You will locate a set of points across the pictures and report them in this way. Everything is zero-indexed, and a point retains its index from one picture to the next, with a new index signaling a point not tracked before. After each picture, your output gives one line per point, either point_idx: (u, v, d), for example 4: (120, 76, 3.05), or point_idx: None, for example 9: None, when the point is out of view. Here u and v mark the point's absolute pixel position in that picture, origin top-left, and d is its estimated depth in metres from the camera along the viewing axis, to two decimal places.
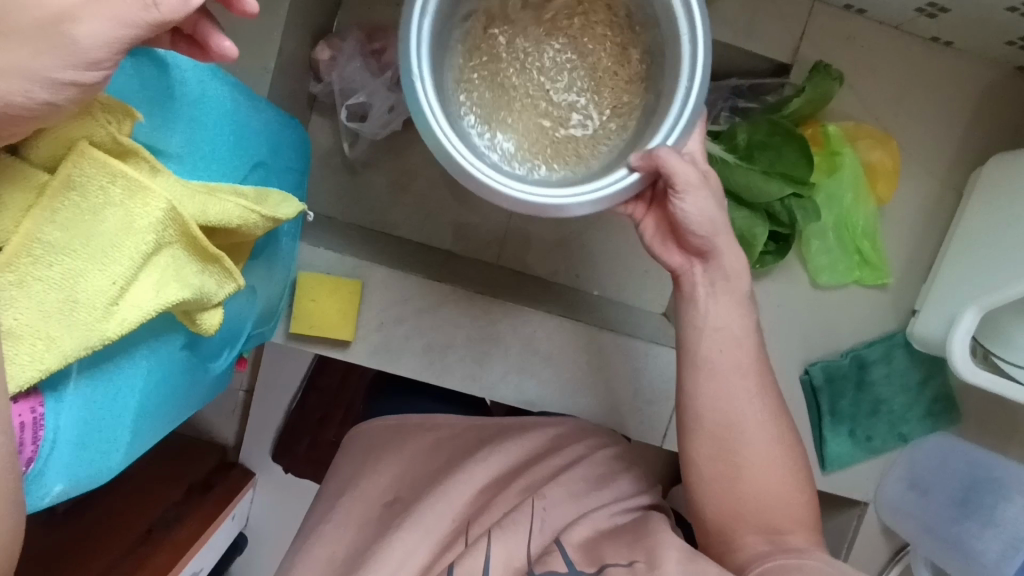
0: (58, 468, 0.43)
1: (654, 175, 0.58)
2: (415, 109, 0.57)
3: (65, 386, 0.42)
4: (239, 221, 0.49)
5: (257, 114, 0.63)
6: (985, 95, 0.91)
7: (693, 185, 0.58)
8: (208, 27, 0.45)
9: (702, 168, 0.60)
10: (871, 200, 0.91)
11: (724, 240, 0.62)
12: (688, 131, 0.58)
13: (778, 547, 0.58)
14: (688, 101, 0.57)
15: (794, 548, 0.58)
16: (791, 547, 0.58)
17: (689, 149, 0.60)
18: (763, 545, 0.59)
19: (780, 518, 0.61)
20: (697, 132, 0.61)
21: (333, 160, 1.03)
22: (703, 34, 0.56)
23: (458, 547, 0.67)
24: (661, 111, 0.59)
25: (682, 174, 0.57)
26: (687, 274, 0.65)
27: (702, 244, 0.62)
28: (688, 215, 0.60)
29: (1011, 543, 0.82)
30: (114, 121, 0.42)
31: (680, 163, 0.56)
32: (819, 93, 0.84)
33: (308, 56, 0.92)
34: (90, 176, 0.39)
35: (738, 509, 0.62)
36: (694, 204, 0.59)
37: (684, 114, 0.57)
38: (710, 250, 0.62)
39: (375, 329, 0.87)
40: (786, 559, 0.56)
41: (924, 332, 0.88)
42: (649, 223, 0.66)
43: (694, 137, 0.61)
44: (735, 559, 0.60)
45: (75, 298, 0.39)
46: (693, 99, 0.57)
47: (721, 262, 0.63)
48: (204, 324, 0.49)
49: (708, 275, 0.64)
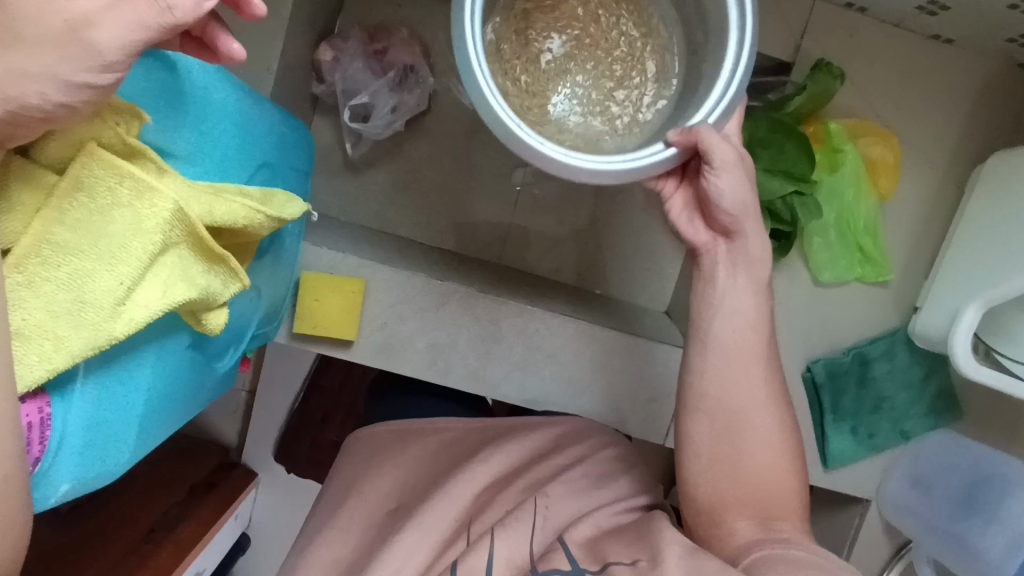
0: (64, 468, 0.44)
1: (691, 151, 0.59)
2: (462, 69, 0.54)
3: (72, 386, 0.42)
4: (246, 222, 0.50)
5: (263, 115, 0.63)
6: (987, 93, 0.91)
7: (729, 165, 0.59)
8: (217, 30, 0.45)
9: (739, 150, 0.61)
10: (873, 198, 0.91)
11: (751, 224, 0.63)
12: (728, 112, 0.58)
13: (768, 535, 0.58)
14: (732, 79, 0.57)
15: (784, 537, 0.57)
16: (781, 536, 0.57)
17: (728, 131, 0.61)
18: (754, 533, 0.59)
19: (774, 504, 0.61)
20: (737, 117, 0.62)
21: (336, 160, 1.03)
22: (750, 31, 0.56)
23: (461, 545, 0.67)
24: (696, 101, 0.61)
25: (720, 152, 0.58)
26: (711, 252, 0.65)
27: (730, 223, 0.63)
28: (720, 192, 0.61)
29: (1013, 541, 0.82)
30: (123, 122, 0.42)
31: (720, 141, 0.57)
32: (821, 91, 0.85)
33: (311, 56, 0.92)
34: (98, 177, 0.40)
35: (730, 492, 0.62)
36: (728, 183, 0.60)
37: (726, 95, 0.58)
38: (738, 232, 0.63)
39: (379, 329, 0.88)
40: (771, 549, 0.55)
41: (926, 329, 0.88)
42: (677, 200, 0.67)
43: (734, 120, 0.61)
44: (725, 545, 0.59)
45: (83, 298, 0.39)
46: (739, 77, 0.57)
47: (747, 245, 0.63)
48: (209, 324, 0.49)
49: (731, 255, 0.64)
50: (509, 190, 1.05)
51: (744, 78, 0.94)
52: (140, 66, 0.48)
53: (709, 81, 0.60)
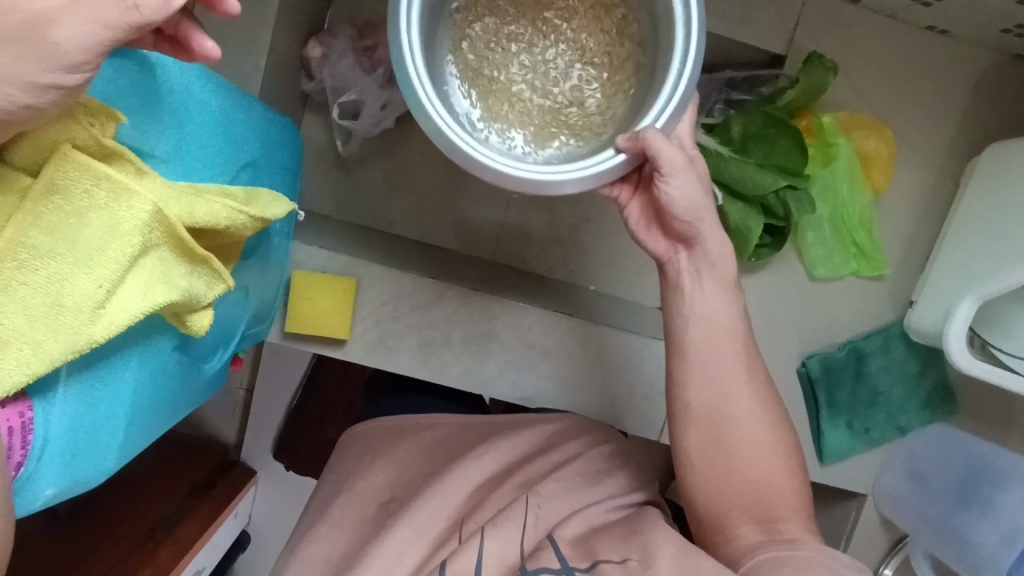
0: (48, 471, 0.43)
1: (641, 157, 0.58)
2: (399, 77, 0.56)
3: (53, 390, 0.42)
4: (228, 222, 0.49)
5: (246, 114, 0.63)
6: (982, 84, 0.90)
7: (680, 169, 0.57)
8: (190, 28, 0.44)
9: (690, 152, 0.60)
10: (867, 191, 0.90)
11: (708, 228, 0.62)
12: (678, 113, 0.57)
13: (772, 538, 0.58)
14: (682, 74, 0.56)
15: (788, 538, 0.58)
16: (786, 537, 0.58)
17: (678, 133, 0.60)
18: (756, 535, 0.59)
19: (773, 504, 0.61)
20: (689, 113, 0.61)
21: (327, 158, 1.03)
22: (697, 37, 0.55)
23: (451, 543, 0.67)
24: (654, 92, 0.59)
25: (668, 157, 0.56)
26: (672, 261, 0.65)
27: (687, 229, 0.62)
28: (673, 200, 0.59)
29: (1008, 532, 0.81)
30: (97, 123, 0.41)
31: (666, 145, 0.55)
32: (814, 84, 0.84)
33: (299, 54, 0.92)
34: (74, 180, 0.39)
35: (729, 500, 0.61)
36: (679, 188, 0.59)
37: (673, 97, 0.57)
38: (696, 236, 0.62)
39: (371, 328, 0.87)
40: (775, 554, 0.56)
41: (921, 324, 0.87)
42: (634, 207, 0.66)
43: (684, 121, 0.60)
44: (732, 551, 0.60)
45: (60, 302, 0.39)
46: (686, 76, 0.56)
47: (707, 249, 0.63)
48: (194, 325, 0.49)
49: (693, 261, 0.64)
50: (503, 186, 1.05)
51: (737, 71, 0.93)
52: (117, 67, 0.47)
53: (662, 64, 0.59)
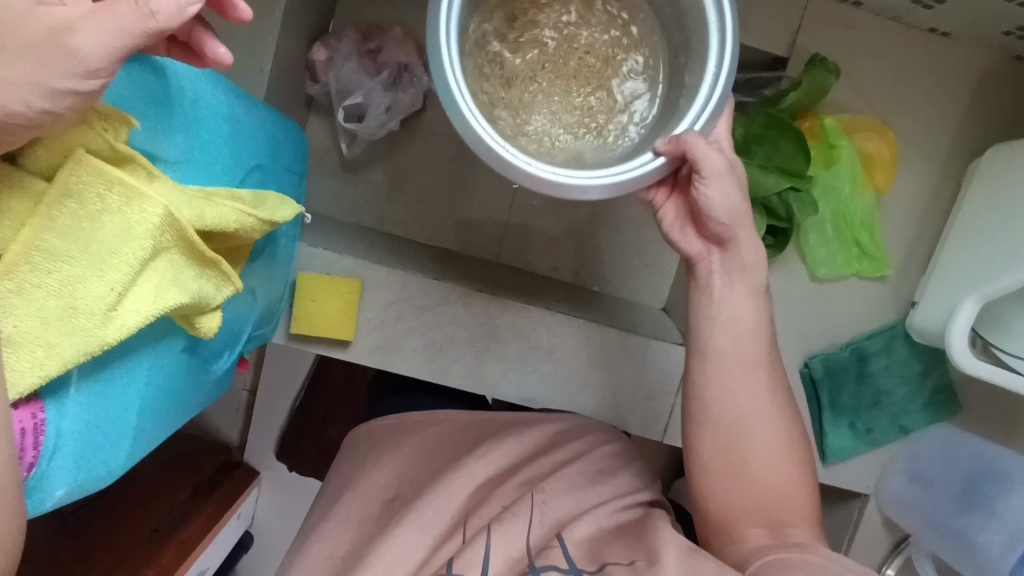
0: (58, 473, 0.44)
1: (680, 160, 0.59)
2: (438, 85, 0.55)
3: (65, 391, 0.42)
4: (236, 225, 0.50)
5: (253, 118, 0.63)
6: (984, 86, 0.90)
7: (718, 174, 0.59)
8: (203, 35, 0.45)
9: (730, 156, 0.61)
10: (869, 193, 0.90)
11: (744, 230, 0.63)
12: (714, 118, 0.59)
13: (782, 541, 0.57)
14: (718, 81, 0.57)
15: (798, 542, 0.57)
16: (794, 542, 0.57)
17: (717, 135, 0.61)
18: (765, 540, 0.58)
19: (783, 511, 0.60)
20: (726, 119, 0.62)
21: (331, 160, 1.03)
22: (732, 46, 0.57)
23: (456, 540, 0.67)
24: (684, 101, 0.61)
25: (710, 160, 0.58)
26: (705, 260, 0.65)
27: (723, 232, 0.63)
28: (712, 202, 0.61)
29: (1013, 534, 0.83)
30: (110, 128, 0.42)
31: (708, 149, 0.57)
32: (816, 86, 0.84)
33: (305, 57, 0.92)
34: (87, 184, 0.40)
35: (741, 504, 0.61)
36: (717, 191, 0.60)
37: (713, 100, 0.58)
38: (731, 239, 0.63)
39: (376, 329, 0.88)
40: (784, 556, 0.55)
41: (923, 324, 0.88)
42: (669, 209, 0.67)
43: (723, 124, 0.61)
44: (737, 553, 0.59)
45: (74, 304, 0.39)
46: (720, 86, 0.58)
47: (740, 252, 0.64)
48: (203, 327, 0.49)
49: (725, 263, 0.64)
50: (507, 187, 1.05)
51: (739, 73, 0.94)
52: (130, 72, 0.48)
53: (695, 76, 0.60)
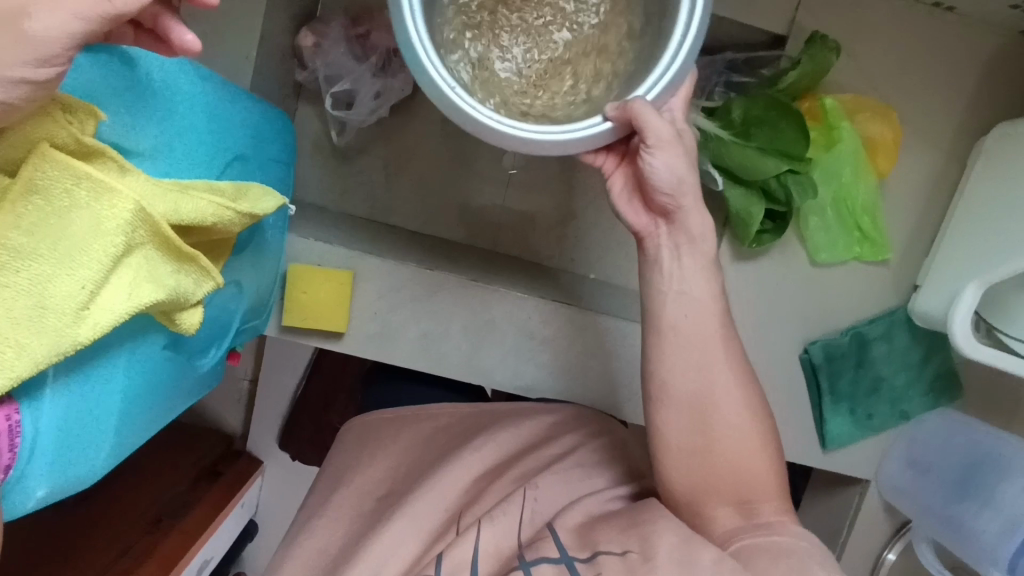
0: (37, 473, 0.43)
1: (627, 127, 0.57)
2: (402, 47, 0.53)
3: (40, 392, 0.41)
4: (215, 219, 0.49)
5: (235, 107, 0.62)
6: (990, 62, 0.88)
7: (664, 142, 0.56)
8: (169, 20, 0.43)
9: (679, 126, 0.59)
10: (871, 175, 0.88)
11: (691, 203, 0.61)
12: (671, 86, 0.56)
13: (748, 521, 0.59)
14: (678, 52, 0.54)
15: (764, 522, 0.58)
16: (765, 521, 0.58)
17: (671, 105, 0.59)
18: (733, 519, 0.60)
19: (751, 487, 0.61)
20: (683, 90, 0.59)
21: (323, 149, 1.02)
22: (696, 25, 0.53)
23: (449, 535, 0.67)
24: (650, 63, 0.57)
25: (655, 128, 0.55)
26: (651, 235, 0.64)
27: (668, 203, 0.61)
28: (656, 172, 0.59)
29: (1010, 521, 0.81)
30: (75, 121, 0.40)
31: (654, 116, 0.55)
32: (816, 65, 0.81)
33: (292, 43, 0.90)
34: (53, 179, 0.38)
35: (707, 476, 0.61)
36: (663, 161, 0.58)
37: (671, 68, 0.55)
38: (677, 211, 0.61)
39: (370, 320, 0.87)
40: (751, 541, 0.57)
41: (926, 308, 0.86)
42: (618, 178, 0.65)
43: (678, 95, 0.59)
44: (709, 531, 0.60)
45: (43, 303, 0.38)
46: (679, 61, 0.55)
47: (686, 224, 0.62)
48: (184, 323, 0.48)
49: (672, 236, 0.63)
50: (502, 173, 1.03)
51: (737, 53, 0.91)
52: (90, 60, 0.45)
53: (659, 44, 0.57)
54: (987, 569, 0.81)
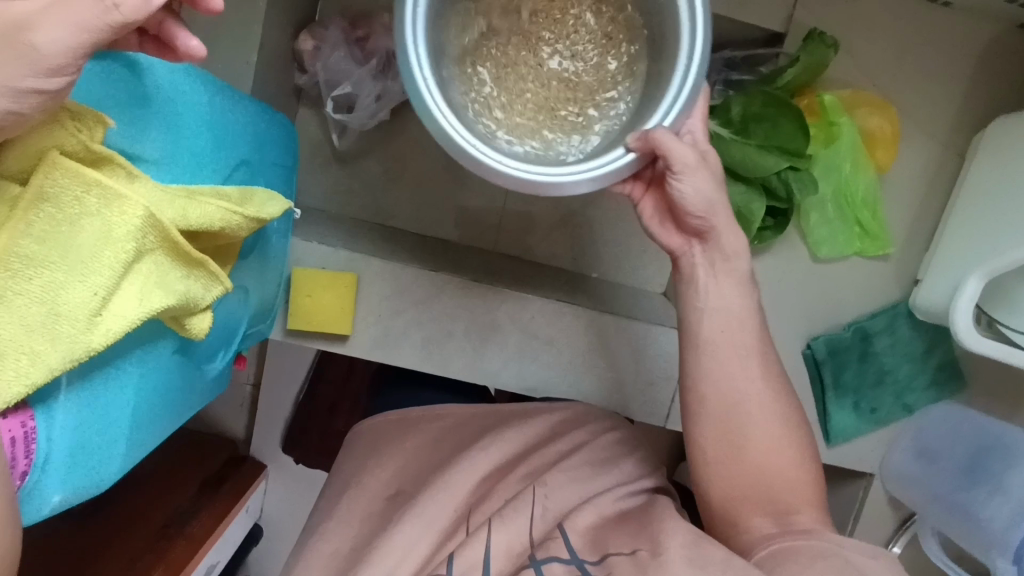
0: (53, 480, 0.43)
1: (651, 155, 0.59)
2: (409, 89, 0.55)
3: (55, 399, 0.42)
4: (222, 224, 0.49)
5: (238, 111, 0.62)
6: (987, 57, 0.88)
7: (691, 167, 0.58)
8: (174, 27, 0.43)
9: (702, 148, 0.61)
10: (871, 170, 0.88)
11: (722, 221, 0.62)
12: (686, 110, 0.58)
13: (786, 529, 0.57)
14: (688, 77, 0.56)
15: (802, 529, 0.57)
16: (773, 516, 0.59)
17: (689, 126, 0.61)
18: (771, 527, 0.59)
19: (785, 495, 0.60)
20: (699, 108, 0.61)
21: (323, 153, 1.02)
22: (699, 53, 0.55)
23: (459, 536, 0.67)
24: (657, 92, 0.59)
25: (678, 154, 0.57)
26: (686, 255, 0.66)
27: (700, 224, 0.63)
28: (686, 194, 0.61)
29: (1017, 510, 0.83)
30: (84, 129, 0.40)
31: (677, 143, 0.57)
32: (814, 61, 0.82)
33: (291, 47, 0.90)
34: (64, 187, 0.38)
35: (741, 492, 0.61)
36: (691, 184, 0.60)
37: (682, 93, 0.57)
38: (710, 230, 0.63)
39: (374, 322, 0.87)
40: (790, 543, 0.55)
41: (927, 301, 0.87)
42: (647, 204, 0.68)
43: (695, 116, 0.61)
44: (744, 542, 0.59)
45: (57, 311, 0.38)
46: (691, 79, 0.56)
47: (720, 242, 0.63)
48: (193, 328, 0.49)
49: (707, 255, 0.64)
50: None
51: (735, 51, 0.91)
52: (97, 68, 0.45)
53: (666, 68, 0.59)
54: (993, 557, 0.82)
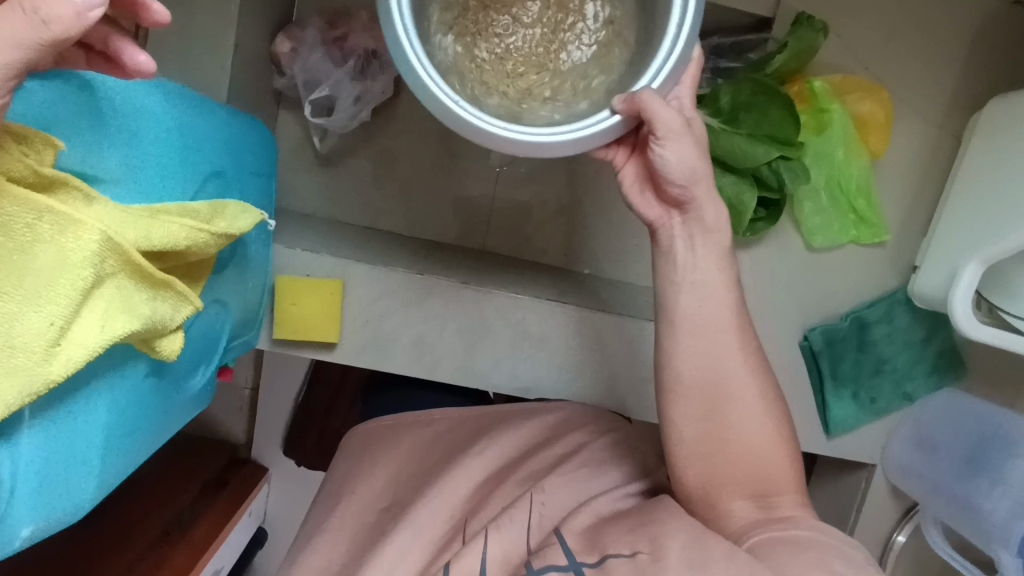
0: (20, 512, 0.42)
1: (637, 119, 0.56)
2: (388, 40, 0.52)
3: (17, 433, 0.40)
4: (188, 242, 0.48)
5: (206, 123, 0.60)
6: (983, 33, 0.86)
7: (675, 133, 0.55)
8: (120, 42, 0.42)
9: (687, 115, 0.58)
10: (864, 156, 0.86)
11: (704, 192, 0.60)
12: (673, 77, 0.55)
13: (768, 515, 0.58)
14: (679, 37, 0.54)
15: (784, 516, 0.57)
16: (780, 516, 0.57)
17: (677, 91, 0.59)
18: (753, 513, 0.59)
19: (768, 480, 0.60)
20: (689, 73, 0.58)
21: (304, 156, 1.00)
22: (691, 18, 0.53)
23: (455, 543, 0.65)
24: (647, 53, 0.57)
25: (665, 119, 0.54)
26: (665, 226, 0.63)
27: (681, 193, 0.60)
28: (667, 162, 0.58)
29: (1020, 501, 0.80)
30: (31, 152, 0.38)
31: (664, 107, 0.54)
32: (802, 47, 0.79)
33: (267, 49, 0.88)
34: (12, 215, 0.37)
35: (727, 475, 0.60)
36: (674, 151, 0.57)
37: (676, 50, 0.54)
38: (690, 201, 0.60)
39: (363, 328, 0.86)
40: (771, 534, 0.55)
41: (925, 289, 0.85)
42: (629, 170, 0.64)
43: (683, 81, 0.58)
44: (726, 526, 0.59)
45: (12, 343, 0.37)
46: (681, 41, 0.54)
47: (701, 214, 0.61)
48: (164, 350, 0.48)
49: (687, 226, 0.62)
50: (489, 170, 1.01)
51: (721, 37, 0.89)
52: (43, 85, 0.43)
53: (653, 41, 0.57)
54: (996, 549, 0.79)
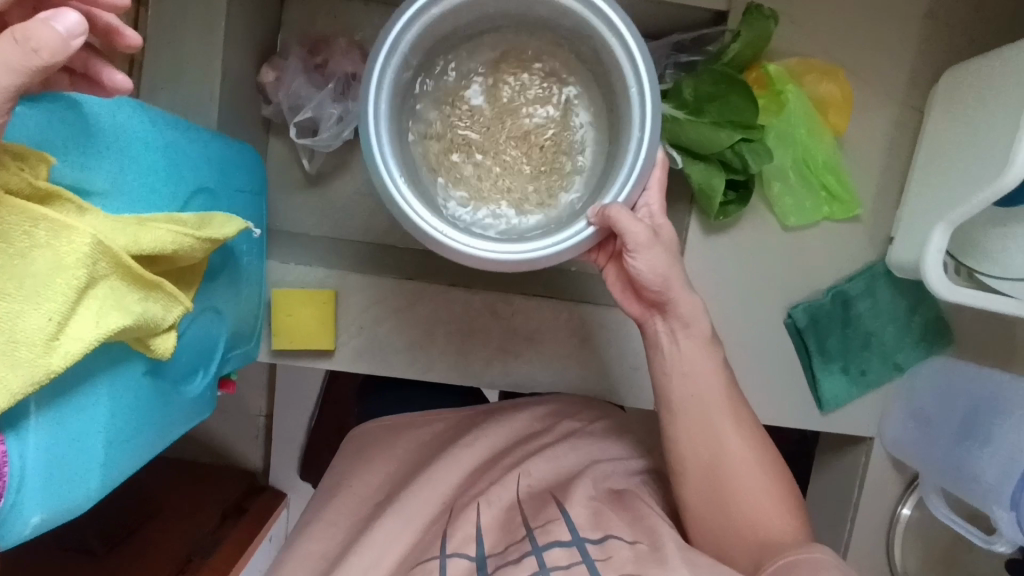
0: (29, 499, 0.45)
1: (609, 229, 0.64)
2: (381, 178, 0.64)
3: (25, 422, 0.44)
4: (175, 246, 0.52)
5: (193, 142, 0.65)
6: (933, 10, 0.89)
7: (645, 244, 0.62)
8: (98, 64, 0.49)
9: (658, 224, 0.66)
10: (828, 134, 0.89)
11: (680, 292, 0.65)
12: (638, 187, 0.64)
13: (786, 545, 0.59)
14: (642, 146, 0.63)
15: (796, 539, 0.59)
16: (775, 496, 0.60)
17: (647, 202, 0.67)
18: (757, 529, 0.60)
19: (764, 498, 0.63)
20: (656, 187, 0.67)
21: (295, 177, 1.05)
22: (649, 125, 0.63)
23: (445, 521, 0.68)
24: (619, 162, 0.66)
25: (634, 233, 0.62)
26: (650, 323, 0.69)
27: (658, 295, 0.66)
28: (642, 271, 0.64)
29: (1010, 458, 0.80)
30: (26, 166, 0.43)
31: (631, 220, 0.61)
32: (756, 34, 0.83)
33: (254, 80, 0.94)
34: (12, 223, 0.40)
35: (730, 492, 0.64)
36: (646, 261, 0.63)
37: (636, 169, 0.64)
38: (667, 301, 0.66)
39: (357, 334, 0.89)
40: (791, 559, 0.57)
41: (901, 259, 0.87)
42: (611, 273, 0.70)
43: (650, 188, 0.67)
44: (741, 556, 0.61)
45: (15, 338, 0.40)
46: (644, 152, 0.64)
47: (680, 311, 0.66)
48: (158, 348, 0.52)
49: (668, 322, 0.67)
50: None
51: (681, 34, 0.92)
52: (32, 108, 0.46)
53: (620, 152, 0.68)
54: (993, 507, 0.80)
